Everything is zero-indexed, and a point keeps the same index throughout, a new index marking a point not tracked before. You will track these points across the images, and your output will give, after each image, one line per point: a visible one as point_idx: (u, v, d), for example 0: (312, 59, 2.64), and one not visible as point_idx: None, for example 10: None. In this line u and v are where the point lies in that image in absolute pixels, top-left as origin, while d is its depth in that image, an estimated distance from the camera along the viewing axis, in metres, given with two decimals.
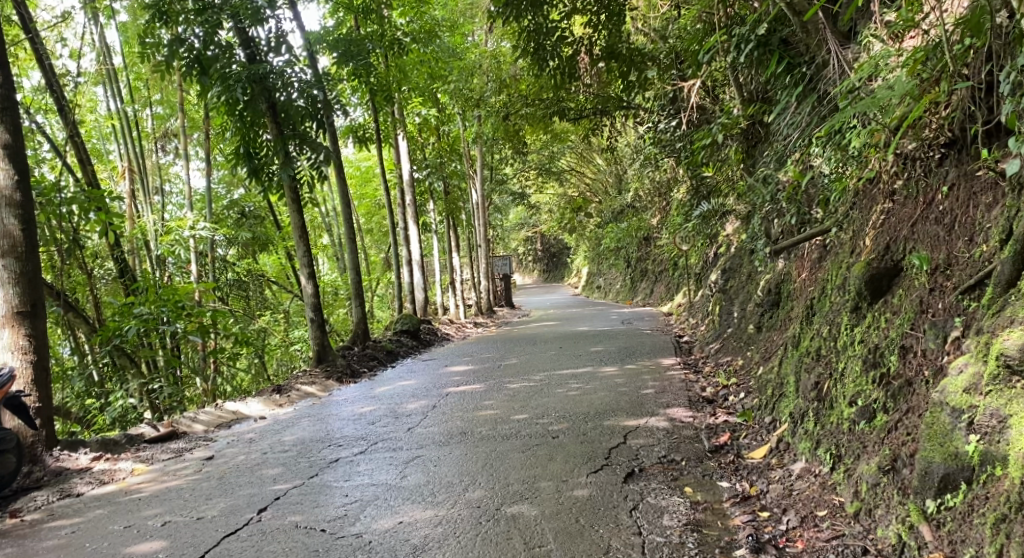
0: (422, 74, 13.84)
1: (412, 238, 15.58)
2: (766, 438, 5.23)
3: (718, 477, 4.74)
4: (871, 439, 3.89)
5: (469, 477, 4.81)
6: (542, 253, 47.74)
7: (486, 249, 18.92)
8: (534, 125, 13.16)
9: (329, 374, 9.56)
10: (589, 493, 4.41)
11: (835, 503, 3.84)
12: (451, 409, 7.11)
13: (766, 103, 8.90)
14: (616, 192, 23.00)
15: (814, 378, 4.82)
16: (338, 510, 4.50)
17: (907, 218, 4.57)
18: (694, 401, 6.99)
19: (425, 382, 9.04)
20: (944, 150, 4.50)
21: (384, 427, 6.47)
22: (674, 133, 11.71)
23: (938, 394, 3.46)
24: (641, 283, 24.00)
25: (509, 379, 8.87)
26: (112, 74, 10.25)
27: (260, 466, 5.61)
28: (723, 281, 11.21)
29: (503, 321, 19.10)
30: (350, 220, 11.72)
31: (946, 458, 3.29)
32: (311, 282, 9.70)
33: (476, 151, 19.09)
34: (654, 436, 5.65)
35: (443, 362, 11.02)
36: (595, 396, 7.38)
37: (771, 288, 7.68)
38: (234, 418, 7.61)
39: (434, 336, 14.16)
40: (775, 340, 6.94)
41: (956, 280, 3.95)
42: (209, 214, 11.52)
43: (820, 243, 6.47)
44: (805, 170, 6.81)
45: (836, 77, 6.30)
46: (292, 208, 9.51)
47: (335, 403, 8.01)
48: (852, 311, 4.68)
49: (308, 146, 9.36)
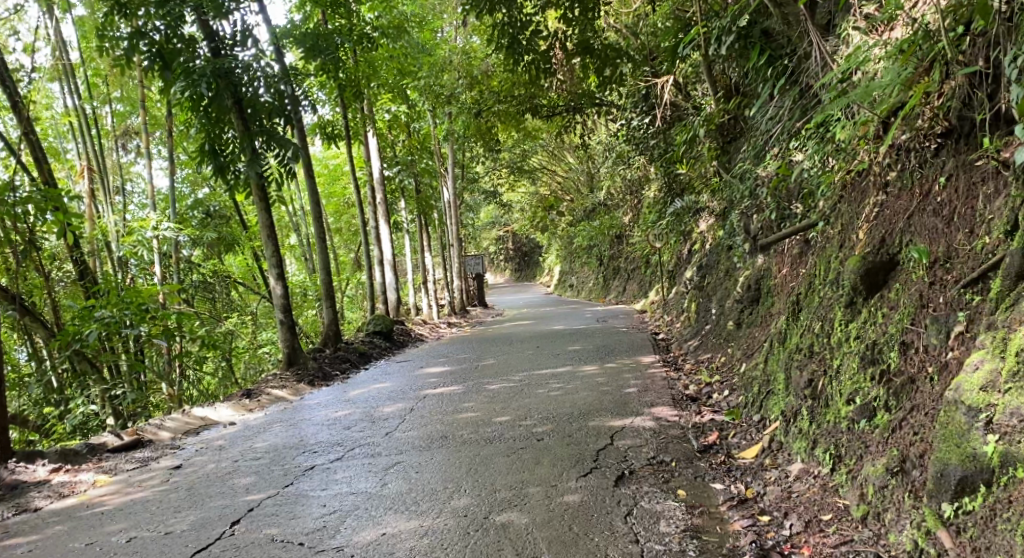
0: (392, 70, 13.57)
1: (383, 237, 15.27)
2: (756, 437, 5.08)
3: (712, 478, 4.58)
4: (874, 440, 3.76)
5: (454, 484, 4.59)
6: (513, 253, 47.53)
7: (459, 248, 18.67)
8: (506, 122, 12.97)
9: (301, 377, 9.26)
10: (581, 499, 4.23)
11: (840, 506, 3.70)
12: (429, 412, 6.88)
13: (743, 98, 8.80)
14: (587, 190, 22.90)
15: (807, 376, 4.67)
16: (316, 521, 4.25)
17: (902, 210, 4.46)
18: (677, 400, 6.85)
19: (400, 384, 8.80)
20: (940, 140, 4.39)
21: (360, 432, 6.22)
22: (648, 129, 11.56)
23: (952, 392, 3.32)
24: (613, 281, 23.93)
25: (486, 380, 8.65)
26: (69, 70, 9.84)
27: (231, 475, 5.33)
28: (700, 278, 11.11)
29: (476, 321, 18.86)
30: (319, 219, 11.39)
31: (963, 460, 3.16)
32: (280, 283, 9.38)
33: (446, 149, 18.84)
34: (641, 437, 5.48)
35: (417, 364, 10.76)
36: (577, 396, 7.21)
37: (751, 284, 7.56)
38: (202, 424, 7.29)
39: (407, 336, 13.89)
40: (758, 337, 6.82)
41: (956, 273, 3.84)
42: (173, 214, 11.14)
43: (804, 237, 6.35)
44: (787, 164, 6.68)
45: (818, 70, 6.13)
46: (260, 207, 9.18)
47: (308, 408, 7.73)
48: (845, 307, 4.54)
49: (276, 143, 9.06)
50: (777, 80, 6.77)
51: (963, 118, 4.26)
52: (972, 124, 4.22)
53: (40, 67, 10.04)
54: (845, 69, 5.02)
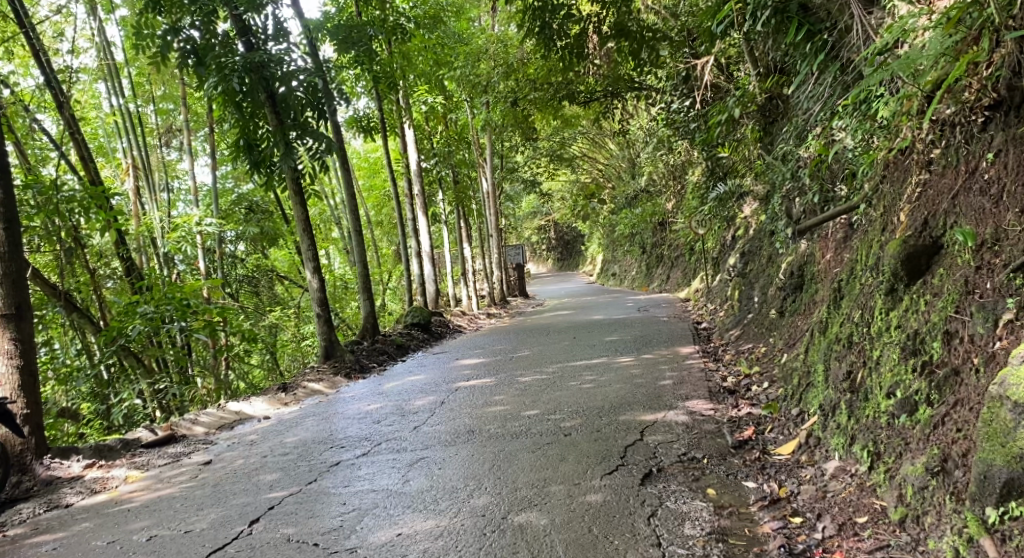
0: (427, 60, 13.41)
1: (422, 229, 15.20)
2: (793, 432, 4.84)
3: (744, 476, 4.36)
4: (914, 437, 3.51)
5: (475, 481, 4.44)
6: (556, 241, 47.15)
7: (498, 238, 18.53)
8: (544, 110, 12.73)
9: (338, 370, 9.22)
10: (603, 498, 4.06)
11: (877, 508, 3.47)
12: (460, 405, 6.76)
13: (784, 76, 8.45)
14: (629, 177, 22.52)
15: (846, 367, 4.42)
16: (334, 520, 4.11)
17: (947, 190, 4.17)
18: (714, 392, 6.61)
19: (435, 376, 8.71)
20: (988, 113, 4.06)
21: (390, 426, 6.13)
22: (688, 113, 11.25)
23: (997, 386, 3.06)
24: (657, 269, 23.51)
25: (521, 372, 8.51)
26: (113, 70, 9.91)
27: (256, 470, 5.26)
28: (743, 264, 10.75)
29: (517, 311, 18.70)
30: (355, 211, 11.31)
31: (1009, 461, 2.90)
32: (317, 276, 9.31)
33: (485, 139, 18.70)
34: (672, 432, 5.27)
35: (453, 356, 10.65)
36: (610, 388, 7.02)
37: (794, 270, 7.24)
38: (237, 418, 7.28)
39: (446, 328, 13.81)
40: (800, 326, 6.52)
41: (1006, 256, 3.56)
42: (215, 209, 11.19)
43: (847, 221, 6.04)
44: (829, 143, 6.36)
45: (860, 44, 5.76)
46: (294, 201, 9.11)
47: (341, 401, 7.68)
48: (886, 294, 4.27)
49: (309, 136, 8.92)
50: (816, 56, 6.41)
51: (1015, 89, 3.95)
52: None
53: (85, 67, 10.12)
54: (888, 40, 4.69)
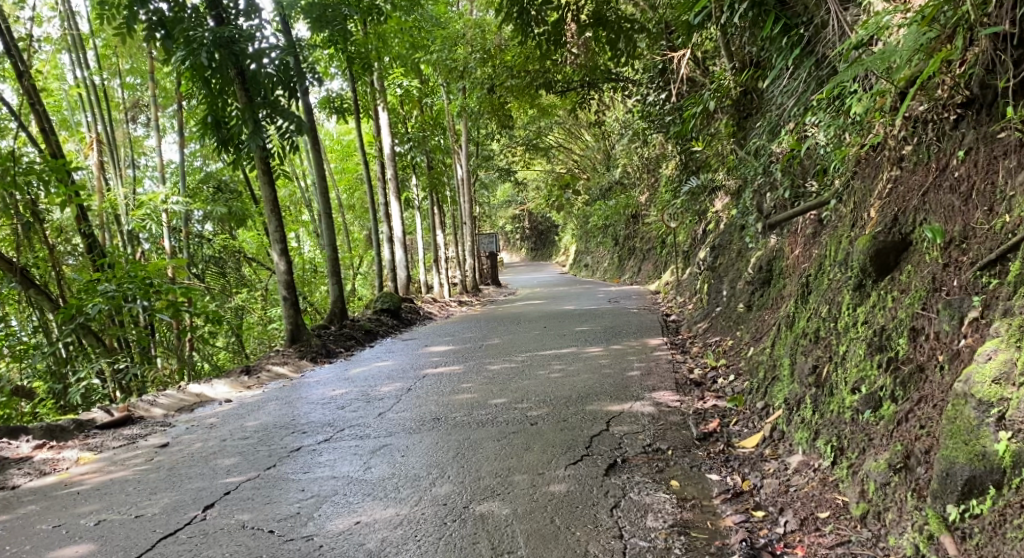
0: (403, 43, 13.19)
1: (394, 214, 15.03)
2: (757, 425, 4.84)
3: (708, 468, 4.35)
4: (878, 433, 3.51)
5: (438, 469, 4.37)
6: (531, 232, 47.11)
7: (472, 226, 18.41)
8: (520, 98, 12.59)
9: (303, 354, 9.08)
10: (567, 488, 4.02)
11: (838, 504, 3.46)
12: (426, 392, 6.68)
13: (759, 71, 8.44)
14: (603, 168, 22.50)
15: (812, 362, 4.42)
16: (291, 506, 4.01)
17: (917, 186, 4.17)
18: (681, 384, 6.62)
19: (402, 363, 8.62)
20: (961, 110, 4.06)
21: (354, 411, 6.03)
22: (663, 106, 11.22)
23: (962, 384, 3.05)
24: (629, 261, 23.57)
25: (489, 360, 8.45)
26: (78, 41, 9.59)
27: (214, 454, 5.14)
28: (712, 258, 10.77)
29: (489, 300, 18.64)
30: (325, 194, 11.14)
31: (971, 458, 2.90)
32: (284, 258, 9.14)
33: (460, 125, 18.53)
34: (638, 423, 5.25)
35: (422, 343, 10.56)
36: (578, 378, 6.99)
37: (763, 264, 7.24)
38: (198, 401, 7.13)
39: (416, 315, 13.69)
40: (767, 320, 6.53)
41: (973, 255, 3.56)
42: (182, 188, 10.93)
43: (817, 217, 6.04)
44: (802, 138, 6.34)
45: (835, 40, 5.74)
46: (262, 181, 8.90)
47: (305, 386, 7.56)
48: (854, 290, 4.26)
49: (280, 115, 8.76)
50: (792, 51, 6.39)
51: (986, 87, 3.95)
52: (995, 93, 3.90)
53: (48, 37, 9.79)
54: (863, 36, 4.70)
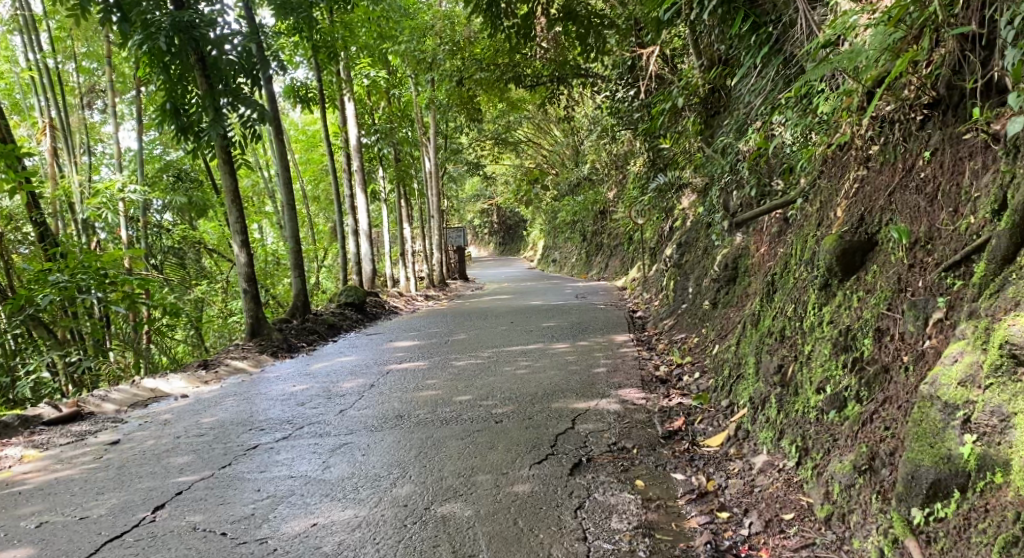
0: (370, 33, 12.97)
1: (360, 207, 14.79)
2: (722, 424, 4.82)
3: (672, 467, 4.32)
4: (843, 433, 3.49)
5: (399, 469, 4.27)
6: (499, 226, 47.01)
7: (439, 219, 18.25)
8: (488, 91, 12.47)
9: (264, 348, 8.90)
10: (531, 489, 3.95)
11: (803, 505, 3.44)
12: (389, 389, 6.57)
13: (728, 68, 8.43)
14: (572, 164, 22.47)
15: (777, 361, 4.40)
16: (246, 508, 3.89)
17: (883, 187, 4.17)
18: (647, 381, 6.60)
19: (366, 358, 8.48)
20: (927, 111, 4.06)
21: (314, 408, 5.90)
22: (632, 102, 11.19)
23: (928, 386, 3.03)
24: (596, 257, 23.60)
25: (454, 356, 8.34)
26: (30, 22, 9.26)
27: (167, 451, 4.98)
28: (679, 255, 10.78)
29: (455, 294, 18.52)
30: (288, 185, 10.93)
31: (936, 461, 2.88)
32: (244, 250, 8.94)
33: (428, 117, 18.34)
34: (604, 421, 5.20)
35: (387, 337, 10.42)
36: (544, 375, 6.93)
37: (728, 262, 7.24)
38: (152, 397, 6.92)
39: (381, 309, 13.53)
40: (732, 318, 6.53)
41: (938, 255, 3.56)
42: (140, 176, 10.64)
43: (783, 215, 6.04)
44: (768, 137, 6.33)
45: (803, 39, 5.72)
46: (223, 170, 8.67)
47: (264, 381, 7.40)
48: (820, 289, 4.25)
49: (242, 103, 8.55)
50: (760, 49, 6.36)
51: (953, 87, 3.95)
52: (961, 94, 3.90)
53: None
54: (830, 36, 4.69)
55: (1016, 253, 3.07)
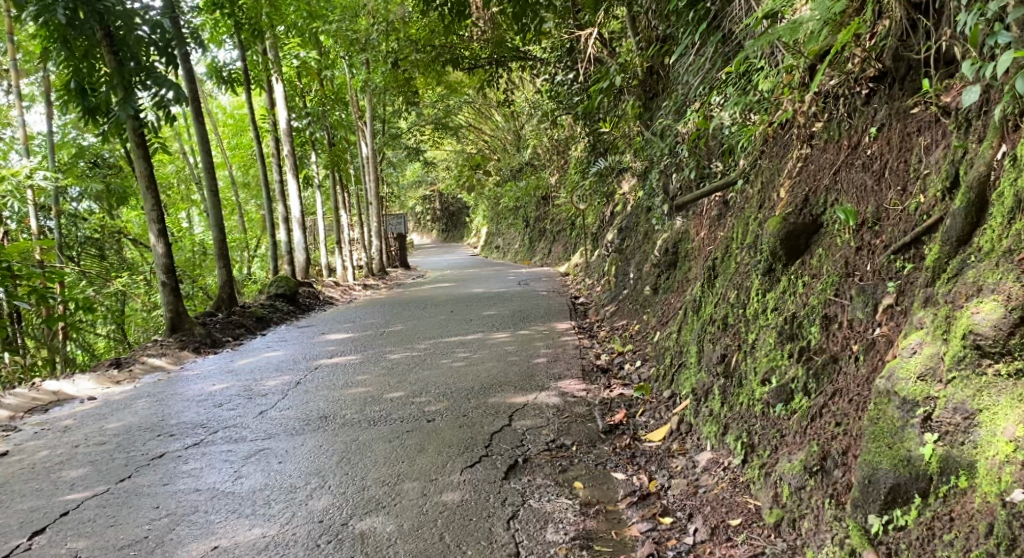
0: (300, 13, 12.26)
1: (292, 193, 13.92)
2: (664, 416, 4.58)
3: (614, 466, 4.05)
4: (791, 429, 3.28)
5: (318, 478, 3.91)
6: (440, 213, 46.40)
7: (377, 207, 17.69)
8: (425, 73, 11.93)
9: (185, 344, 8.31)
10: (461, 497, 3.64)
11: (750, 508, 3.22)
12: (316, 386, 6.16)
13: (666, 49, 8.15)
14: (514, 149, 22.09)
15: (720, 350, 4.18)
16: (140, 530, 3.48)
17: (828, 165, 3.96)
18: (587, 371, 6.35)
19: (294, 353, 8.02)
20: (873, 84, 3.87)
21: (232, 409, 5.47)
22: (572, 85, 10.87)
23: (884, 381, 2.82)
24: (539, 243, 23.36)
25: (388, 349, 7.95)
26: None
27: (59, 465, 4.50)
28: (620, 241, 10.54)
29: (395, 283, 18.03)
30: (212, 172, 10.26)
31: (895, 464, 2.66)
32: (162, 240, 8.30)
33: (364, 101, 17.69)
34: (542, 416, 4.91)
35: (319, 330, 9.94)
36: (481, 367, 6.62)
37: (669, 247, 7.00)
38: (54, 401, 6.36)
39: (316, 300, 12.98)
40: (673, 304, 6.31)
41: (887, 237, 3.35)
42: (51, 162, 9.89)
43: (723, 198, 5.81)
44: (708, 117, 6.08)
45: (742, 15, 5.44)
46: (136, 154, 8.00)
47: (182, 380, 6.89)
48: (764, 274, 4.03)
49: (156, 82, 7.92)
50: (699, 26, 6.04)
51: (899, 59, 3.74)
52: (907, 66, 3.69)
53: None
54: (772, 9, 4.38)
55: (972, 234, 2.86)
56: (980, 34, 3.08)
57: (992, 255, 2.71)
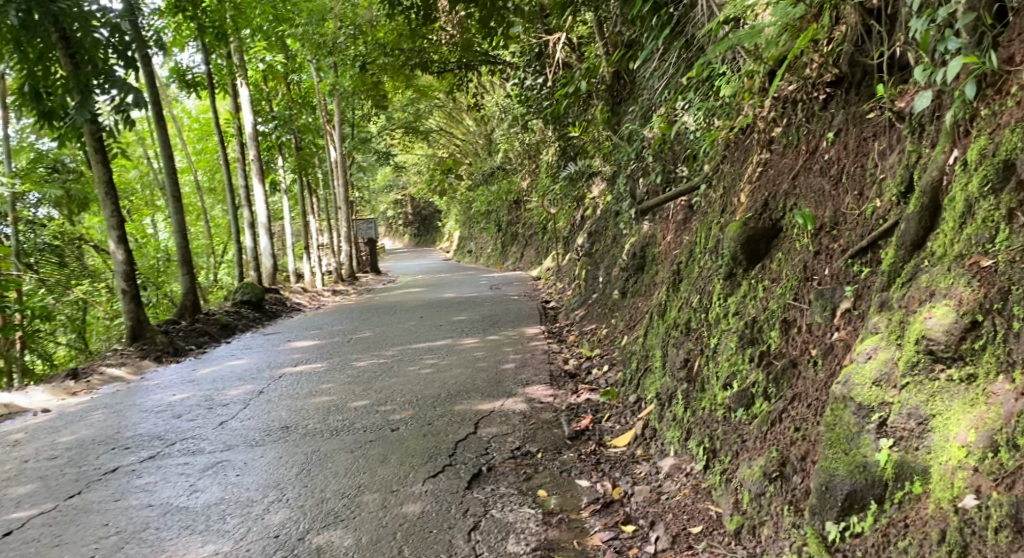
0: (266, 15, 12.06)
1: (259, 198, 13.71)
2: (630, 421, 4.56)
3: (578, 473, 4.02)
4: (751, 434, 3.28)
5: (276, 491, 3.83)
6: (413, 217, 46.19)
7: (347, 211, 17.53)
8: (394, 77, 11.81)
9: (146, 353, 8.15)
10: (422, 508, 3.59)
11: (711, 515, 3.21)
12: (279, 394, 6.06)
13: (633, 53, 8.16)
14: (486, 154, 22.02)
15: (684, 355, 4.17)
16: (88, 548, 3.38)
17: (787, 170, 3.97)
18: (555, 376, 6.32)
19: (259, 361, 7.91)
20: (830, 89, 3.88)
21: (191, 420, 5.36)
22: (541, 90, 10.85)
23: (841, 386, 2.82)
24: (512, 247, 23.33)
25: (355, 356, 7.85)
26: None
27: (7, 480, 4.36)
28: (590, 245, 10.54)
29: (366, 288, 17.88)
30: (173, 177, 10.08)
31: (852, 471, 2.66)
32: (122, 247, 8.12)
33: (333, 105, 17.53)
34: (507, 424, 4.87)
35: (285, 337, 9.81)
36: (448, 374, 6.55)
37: (636, 251, 7.00)
38: (6, 414, 6.19)
39: (283, 306, 12.81)
40: (640, 308, 6.30)
41: (844, 241, 3.36)
42: (7, 168, 9.65)
43: (688, 202, 5.82)
44: (672, 121, 6.09)
45: (704, 21, 5.46)
46: (94, 158, 7.86)
47: (142, 390, 6.74)
48: (725, 279, 4.02)
49: (113, 85, 7.76)
50: (662, 31, 6.06)
51: (855, 64, 3.77)
52: (863, 71, 3.72)
53: None
54: (731, 14, 4.39)
55: (926, 238, 2.87)
56: (932, 39, 3.09)
57: (944, 259, 2.72)
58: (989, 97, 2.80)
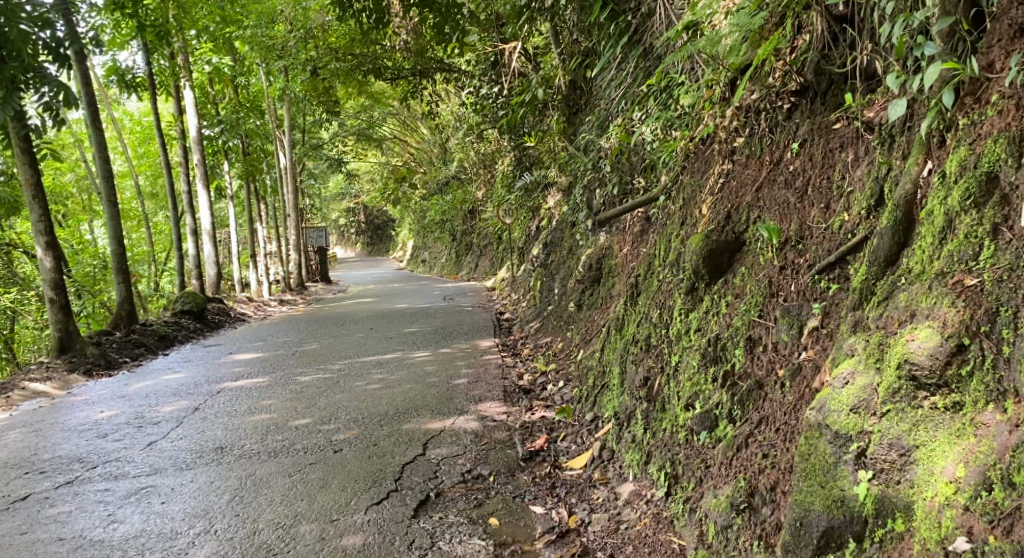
0: (212, 15, 11.57)
1: (203, 204, 13.17)
2: (586, 441, 4.36)
3: (533, 498, 3.80)
4: (715, 459, 3.11)
5: (204, 521, 3.54)
6: (366, 225, 45.52)
7: (296, 219, 17.05)
8: (346, 83, 11.44)
9: (75, 366, 7.67)
10: (364, 541, 3.34)
11: (674, 548, 3.03)
12: (215, 411, 5.71)
13: (589, 63, 8.01)
14: (439, 163, 21.72)
15: (643, 373, 3.99)
16: None
17: (749, 181, 3.82)
18: (508, 391, 6.09)
19: (197, 375, 7.51)
20: (794, 98, 3.74)
21: (117, 440, 4.99)
22: (497, 99, 10.64)
23: (816, 412, 2.66)
24: (467, 256, 23.04)
25: (300, 370, 7.52)
26: None
27: None
28: (545, 256, 10.35)
29: (315, 298, 17.40)
30: (109, 183, 9.55)
31: (828, 505, 2.51)
32: (50, 253, 7.62)
33: (283, 109, 17.04)
34: (459, 444, 4.62)
35: (227, 349, 9.38)
36: (397, 389, 6.28)
37: (592, 263, 6.81)
38: None
39: (226, 317, 12.32)
40: (597, 321, 6.12)
41: (811, 256, 3.21)
42: None
43: (645, 214, 5.67)
44: (630, 131, 5.93)
45: (663, 29, 5.31)
46: (20, 160, 7.39)
47: (67, 406, 6.31)
48: (686, 293, 3.86)
49: (42, 83, 7.29)
50: (619, 39, 5.89)
51: (821, 73, 3.63)
52: (829, 80, 3.58)
53: None
54: (692, 21, 4.24)
55: (900, 254, 2.75)
56: (905, 46, 2.97)
57: (923, 277, 2.59)
58: (968, 106, 2.69)
